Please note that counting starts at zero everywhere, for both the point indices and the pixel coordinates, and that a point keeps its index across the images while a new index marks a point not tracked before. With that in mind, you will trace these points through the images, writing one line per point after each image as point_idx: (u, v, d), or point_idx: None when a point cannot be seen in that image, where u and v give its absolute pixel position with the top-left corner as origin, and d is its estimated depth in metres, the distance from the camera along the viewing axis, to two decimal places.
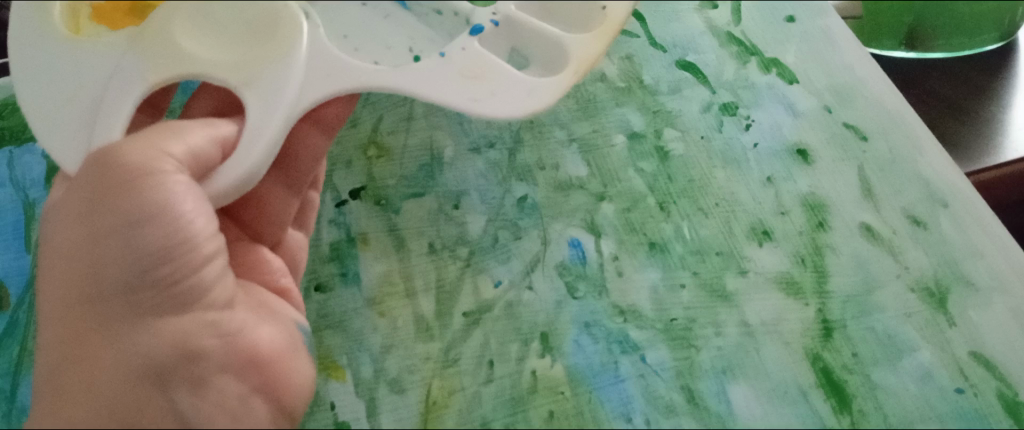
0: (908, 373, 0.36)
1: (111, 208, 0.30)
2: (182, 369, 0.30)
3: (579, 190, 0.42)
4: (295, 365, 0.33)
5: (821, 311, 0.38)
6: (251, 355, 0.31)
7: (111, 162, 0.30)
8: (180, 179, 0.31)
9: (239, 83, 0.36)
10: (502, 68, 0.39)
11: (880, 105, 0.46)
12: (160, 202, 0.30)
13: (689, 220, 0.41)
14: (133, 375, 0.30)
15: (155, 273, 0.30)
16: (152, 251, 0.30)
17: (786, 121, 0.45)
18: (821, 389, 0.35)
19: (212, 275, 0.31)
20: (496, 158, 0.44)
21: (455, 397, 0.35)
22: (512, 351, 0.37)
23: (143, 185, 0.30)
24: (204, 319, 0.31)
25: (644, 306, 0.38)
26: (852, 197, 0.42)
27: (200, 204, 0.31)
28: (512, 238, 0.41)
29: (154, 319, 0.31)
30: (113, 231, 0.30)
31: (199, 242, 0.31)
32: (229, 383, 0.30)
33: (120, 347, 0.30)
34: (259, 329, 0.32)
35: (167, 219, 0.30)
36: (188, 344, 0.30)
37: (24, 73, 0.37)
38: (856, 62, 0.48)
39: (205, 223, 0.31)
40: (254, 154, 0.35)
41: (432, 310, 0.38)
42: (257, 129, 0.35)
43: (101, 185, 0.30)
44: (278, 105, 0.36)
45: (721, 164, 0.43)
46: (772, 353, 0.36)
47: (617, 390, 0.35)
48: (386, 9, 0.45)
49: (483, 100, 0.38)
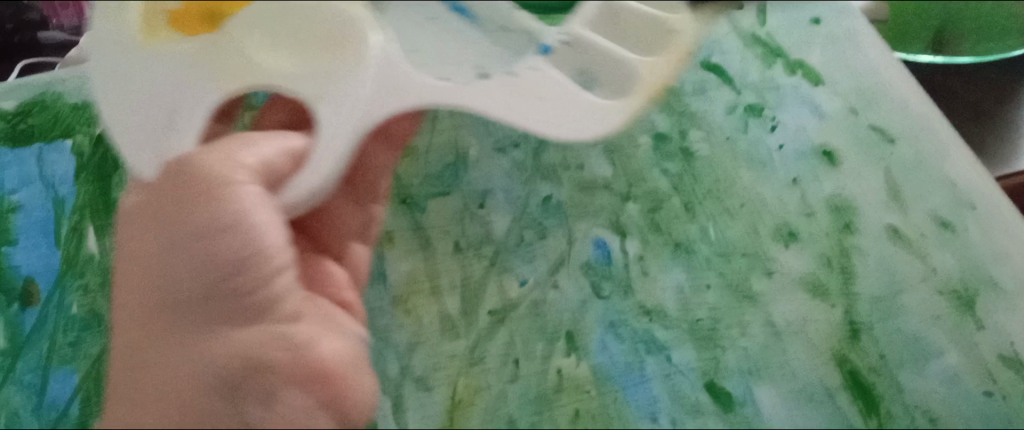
0: (935, 376, 0.36)
1: (185, 217, 0.30)
2: (252, 381, 0.30)
3: (604, 190, 0.43)
4: (360, 381, 0.32)
5: (848, 312, 0.37)
6: (317, 368, 0.31)
7: (191, 168, 0.31)
8: (254, 191, 0.31)
9: (313, 97, 0.36)
10: (573, 93, 0.39)
11: (905, 107, 0.45)
12: (233, 214, 0.30)
13: (714, 221, 0.41)
14: (204, 383, 0.30)
15: (228, 283, 0.30)
16: (225, 260, 0.30)
17: (811, 123, 0.45)
18: (847, 390, 0.35)
19: (282, 288, 0.31)
20: (520, 158, 0.44)
21: (480, 396, 0.35)
22: (538, 350, 0.37)
23: (218, 198, 0.30)
24: (275, 331, 0.31)
25: (670, 306, 0.38)
26: (878, 200, 0.41)
27: (273, 214, 0.31)
28: (537, 237, 0.41)
29: (223, 327, 0.31)
30: (189, 239, 0.30)
31: (273, 253, 0.30)
32: (296, 395, 0.30)
33: (191, 353, 0.30)
34: (326, 340, 0.32)
35: (239, 230, 0.30)
36: (258, 355, 0.30)
37: (104, 85, 0.36)
38: (884, 66, 0.48)
39: (280, 234, 0.31)
40: (325, 168, 0.34)
41: (457, 308, 0.38)
42: (327, 144, 0.35)
43: (177, 195, 0.31)
44: (347, 118, 0.35)
45: (746, 166, 0.43)
46: (799, 355, 0.36)
47: (642, 390, 0.36)
48: (459, 27, 0.46)
49: (554, 125, 0.38)
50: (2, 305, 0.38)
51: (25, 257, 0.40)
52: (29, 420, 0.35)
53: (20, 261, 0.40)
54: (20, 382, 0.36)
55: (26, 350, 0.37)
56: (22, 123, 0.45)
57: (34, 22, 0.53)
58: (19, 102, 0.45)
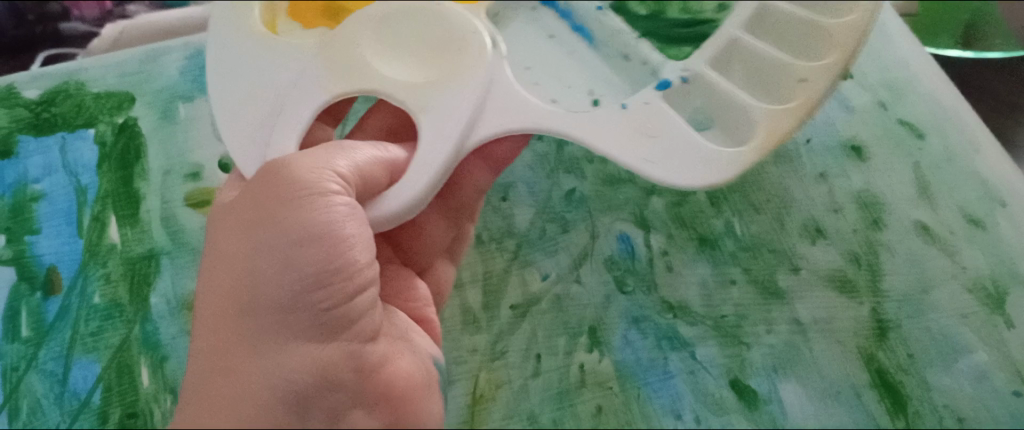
0: (964, 375, 0.35)
1: (274, 223, 0.29)
2: (320, 400, 0.29)
3: (628, 183, 0.42)
4: (430, 403, 0.31)
5: (875, 310, 0.37)
6: (387, 392, 0.30)
7: (285, 174, 0.30)
8: (341, 201, 0.30)
9: (418, 109, 0.36)
10: (676, 126, 0.37)
11: (935, 99, 0.44)
12: (323, 224, 0.29)
13: (739, 216, 0.41)
14: (277, 399, 0.28)
15: (310, 296, 0.29)
16: (312, 271, 0.28)
17: (839, 117, 0.44)
18: (874, 389, 0.35)
19: (362, 305, 0.30)
20: (543, 150, 0.44)
21: (502, 390, 0.36)
22: (560, 345, 0.37)
23: (308, 206, 0.29)
24: (347, 350, 0.30)
25: (694, 302, 0.38)
26: (907, 196, 0.40)
27: (358, 228, 0.30)
28: (559, 231, 0.40)
29: (299, 342, 0.29)
30: (275, 246, 0.29)
31: (355, 269, 0.30)
32: (363, 417, 0.29)
33: (265, 367, 0.28)
34: (397, 361, 0.31)
35: (329, 242, 0.29)
36: (329, 374, 0.29)
37: (235, 87, 0.39)
38: (912, 56, 0.46)
39: (362, 249, 0.30)
40: (421, 181, 0.34)
41: (479, 302, 0.39)
42: (425, 161, 0.35)
43: (268, 200, 0.29)
44: (450, 136, 0.35)
45: (773, 160, 0.43)
46: (825, 352, 0.36)
47: (666, 387, 0.35)
48: (573, 46, 0.45)
49: (654, 161, 0.36)
50: (25, 293, 0.38)
51: (49, 246, 0.40)
52: (53, 408, 0.35)
53: (42, 250, 0.39)
54: (42, 370, 0.36)
55: (49, 338, 0.37)
56: (44, 112, 0.44)
57: (55, 13, 0.50)
58: (43, 91, 0.45)
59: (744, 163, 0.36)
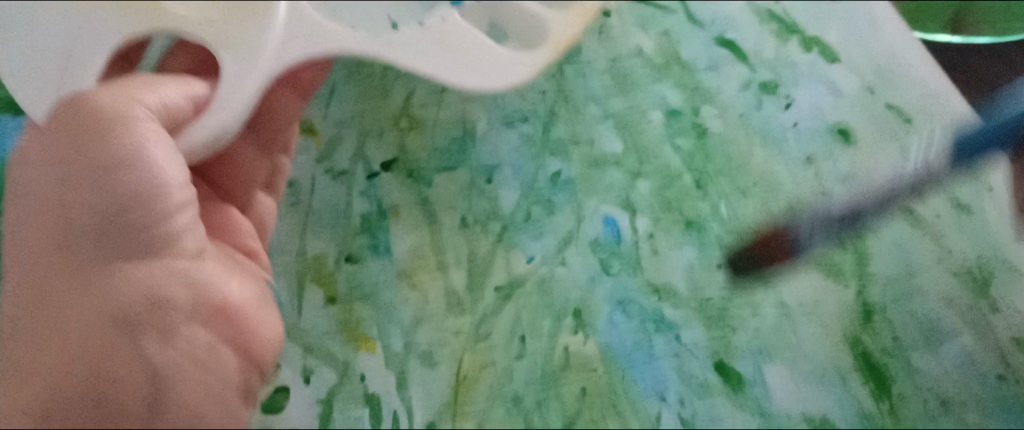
0: (951, 359, 0.35)
1: (71, 150, 0.25)
2: (147, 316, 0.25)
3: (614, 166, 0.42)
4: (268, 319, 0.29)
5: (862, 293, 0.37)
6: (221, 305, 0.27)
7: (73, 106, 0.26)
8: (151, 127, 0.27)
9: (214, 42, 0.34)
10: (467, 35, 0.38)
11: (923, 84, 0.43)
12: (125, 150, 0.25)
13: (726, 200, 0.40)
14: (99, 325, 0.25)
15: (122, 219, 0.26)
16: (116, 199, 0.25)
17: (827, 101, 0.44)
18: (858, 372, 0.36)
19: (183, 223, 0.27)
20: (529, 132, 0.43)
21: (488, 371, 0.37)
22: (544, 327, 0.37)
23: (110, 132, 0.25)
24: (173, 264, 0.27)
25: (680, 286, 0.38)
26: (896, 173, 0.39)
27: (172, 152, 0.27)
28: (545, 213, 0.40)
29: (111, 260, 0.26)
30: (81, 172, 0.25)
31: (173, 186, 0.26)
32: (197, 331, 0.26)
33: (93, 304, 0.25)
34: (229, 281, 0.28)
35: (133, 169, 0.25)
36: (154, 290, 0.26)
37: None
38: (897, 40, 0.45)
39: (176, 169, 0.27)
40: (231, 108, 0.32)
41: (463, 284, 0.38)
42: (230, 90, 0.33)
43: (59, 127, 0.26)
44: (254, 62, 0.34)
45: (760, 144, 0.42)
46: (810, 334, 0.37)
47: (651, 369, 0.37)
48: None
49: (463, 75, 0.37)
50: None
51: None
52: None
53: None
54: None
55: None
56: None
57: None
58: None
59: (511, 80, 0.38)
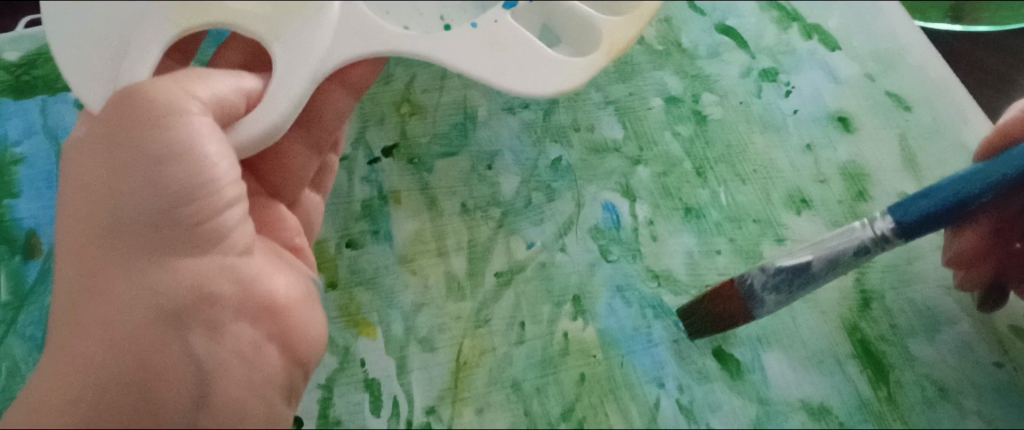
0: (947, 346, 0.36)
1: (129, 140, 0.27)
2: (196, 311, 0.27)
3: (614, 153, 0.42)
4: (306, 315, 0.30)
5: (860, 280, 0.37)
6: (269, 302, 0.29)
7: (132, 97, 0.27)
8: (205, 120, 0.28)
9: (267, 34, 0.33)
10: (523, 34, 0.36)
11: (922, 73, 0.44)
12: (181, 143, 0.27)
13: (725, 186, 0.40)
14: (147, 314, 0.27)
15: (175, 214, 0.27)
16: (171, 191, 0.26)
17: (827, 88, 0.44)
18: (857, 359, 0.35)
19: (233, 220, 0.28)
20: (529, 119, 0.43)
21: (486, 357, 0.36)
22: (544, 313, 0.37)
23: (166, 123, 0.27)
24: (224, 263, 0.28)
25: (679, 271, 0.38)
26: (893, 166, 0.40)
27: (224, 148, 0.28)
28: (546, 200, 0.40)
29: (174, 255, 0.27)
30: (134, 164, 0.27)
31: (222, 185, 0.27)
32: (244, 328, 0.28)
33: (139, 284, 0.27)
34: (276, 276, 0.30)
35: (188, 161, 0.27)
36: (205, 288, 0.27)
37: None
38: (901, 28, 0.45)
39: (228, 167, 0.28)
40: (278, 107, 0.32)
41: (464, 268, 0.38)
42: (280, 89, 0.32)
43: (120, 118, 0.27)
44: (307, 64, 0.33)
45: (760, 130, 0.42)
46: (809, 322, 0.36)
47: (649, 355, 0.36)
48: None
49: (510, 73, 0.35)
50: (5, 256, 0.38)
51: (28, 209, 0.39)
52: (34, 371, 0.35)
53: (23, 212, 0.39)
54: (23, 334, 0.36)
55: (28, 303, 0.37)
56: (26, 74, 0.43)
57: None
58: (23, 53, 0.43)
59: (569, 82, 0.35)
